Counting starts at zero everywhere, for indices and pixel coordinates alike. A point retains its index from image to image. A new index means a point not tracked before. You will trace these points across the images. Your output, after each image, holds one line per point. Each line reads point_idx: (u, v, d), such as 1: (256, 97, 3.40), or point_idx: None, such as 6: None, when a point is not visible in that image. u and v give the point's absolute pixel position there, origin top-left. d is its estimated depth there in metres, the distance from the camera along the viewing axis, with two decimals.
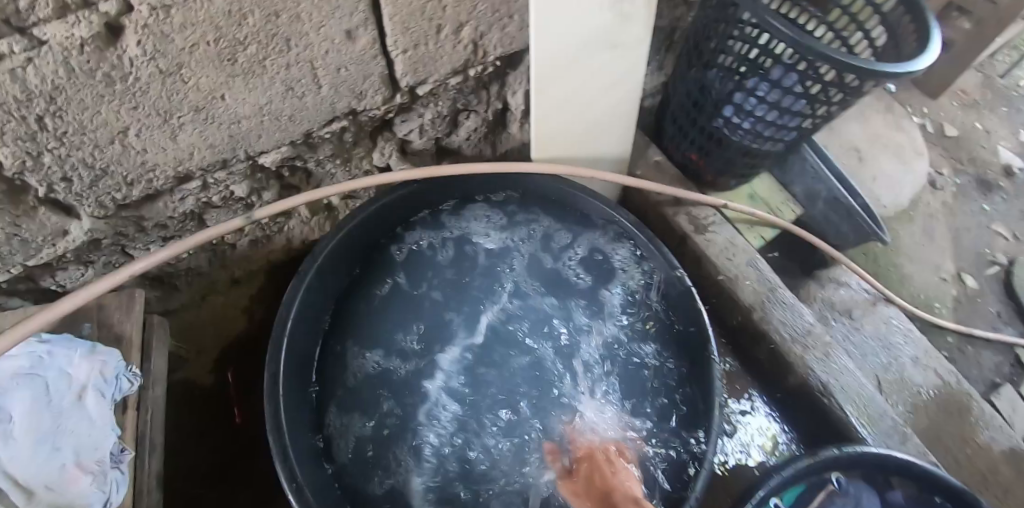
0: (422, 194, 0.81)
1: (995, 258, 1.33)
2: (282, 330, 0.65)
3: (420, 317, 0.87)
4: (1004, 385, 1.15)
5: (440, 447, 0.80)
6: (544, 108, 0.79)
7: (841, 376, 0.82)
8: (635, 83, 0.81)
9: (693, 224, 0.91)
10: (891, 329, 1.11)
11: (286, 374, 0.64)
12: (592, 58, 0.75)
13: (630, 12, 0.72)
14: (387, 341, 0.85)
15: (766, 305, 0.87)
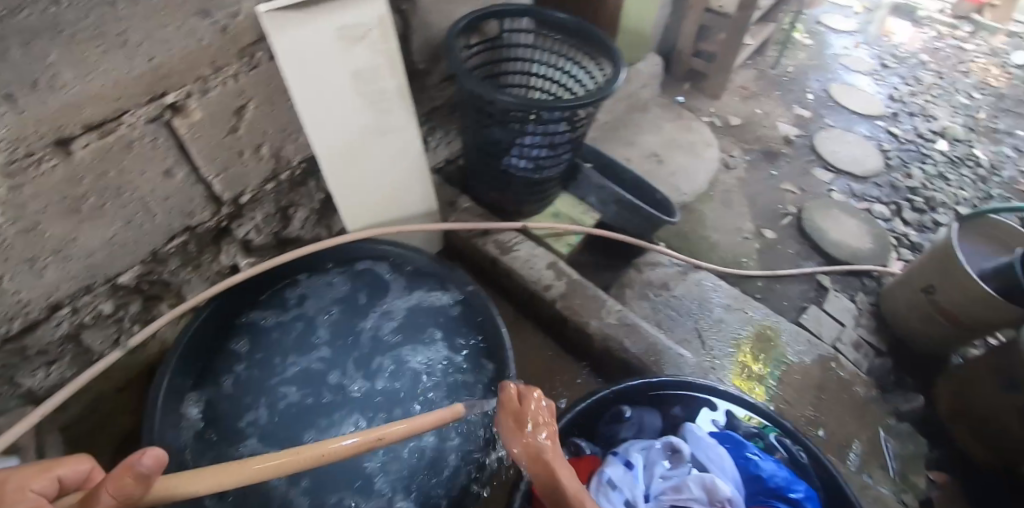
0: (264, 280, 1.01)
1: (786, 210, 1.67)
2: (155, 409, 0.82)
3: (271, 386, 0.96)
4: (810, 306, 1.41)
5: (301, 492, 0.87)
6: (347, 188, 1.03)
7: (633, 333, 1.02)
8: (414, 158, 1.09)
9: (499, 248, 1.13)
10: (703, 289, 1.34)
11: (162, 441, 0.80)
12: (378, 148, 1.03)
13: (387, 111, 1.02)
14: (239, 414, 0.92)
15: (567, 295, 1.06)
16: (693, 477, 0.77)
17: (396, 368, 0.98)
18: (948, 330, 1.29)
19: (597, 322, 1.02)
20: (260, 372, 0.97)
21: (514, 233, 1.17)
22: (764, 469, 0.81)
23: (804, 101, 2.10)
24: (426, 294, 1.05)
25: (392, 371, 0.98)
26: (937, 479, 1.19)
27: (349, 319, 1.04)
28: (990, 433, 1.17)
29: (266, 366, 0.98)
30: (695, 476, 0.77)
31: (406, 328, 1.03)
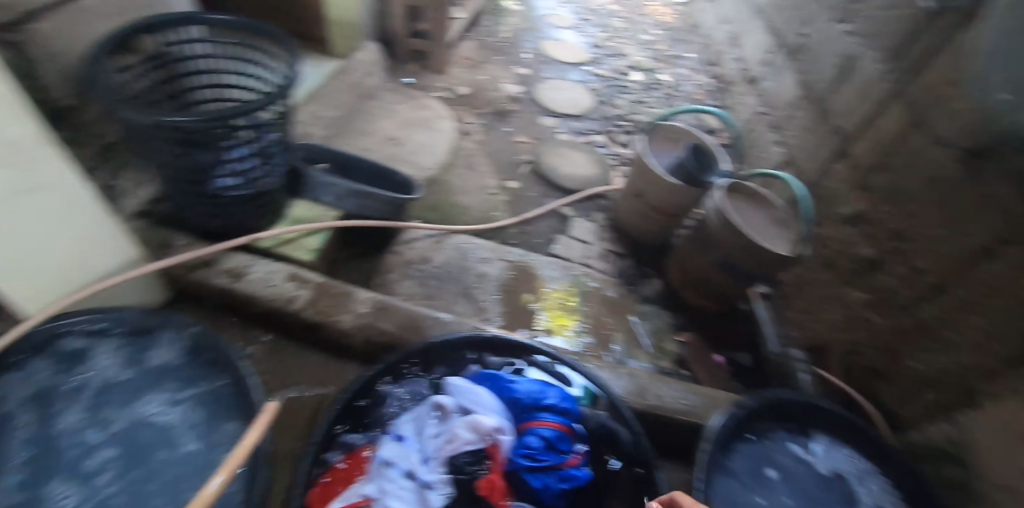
0: None
1: (524, 159, 1.84)
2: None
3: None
4: (557, 236, 1.59)
5: None
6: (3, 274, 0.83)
7: (388, 314, 1.03)
8: (92, 208, 0.90)
9: (228, 277, 1.06)
10: (462, 251, 1.42)
11: None
12: (19, 212, 0.79)
13: (29, 174, 0.78)
14: None
15: (313, 300, 1.03)
16: (461, 424, 0.81)
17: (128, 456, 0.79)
18: (659, 221, 1.56)
19: (349, 317, 1.02)
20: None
21: (246, 257, 1.10)
22: (520, 390, 0.84)
23: (520, 60, 2.29)
24: (144, 360, 0.87)
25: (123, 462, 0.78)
26: (683, 338, 1.44)
27: (15, 430, 0.78)
28: (705, 288, 1.46)
29: None
30: (462, 421, 0.81)
31: (103, 407, 0.82)
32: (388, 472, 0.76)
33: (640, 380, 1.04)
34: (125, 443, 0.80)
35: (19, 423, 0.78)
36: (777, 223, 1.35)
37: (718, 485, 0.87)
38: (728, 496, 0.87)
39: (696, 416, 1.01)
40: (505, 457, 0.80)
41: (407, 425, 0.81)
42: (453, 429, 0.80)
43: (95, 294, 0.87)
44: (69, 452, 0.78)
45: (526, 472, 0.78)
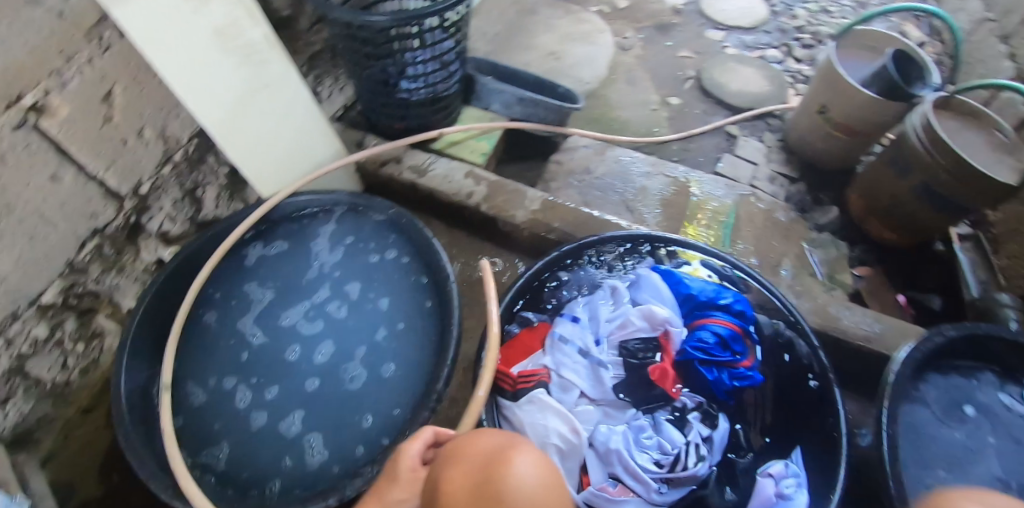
0: (190, 270, 1.01)
1: (686, 75, 1.70)
2: (125, 418, 0.84)
3: (227, 404, 0.91)
4: (723, 155, 1.50)
5: (289, 422, 0.90)
6: (240, 153, 1.00)
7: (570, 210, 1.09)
8: (299, 86, 1.04)
9: (416, 172, 1.17)
10: (622, 163, 1.41)
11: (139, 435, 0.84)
12: (215, 61, 0.88)
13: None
14: (214, 416, 0.90)
15: (489, 198, 1.12)
16: (633, 312, 0.88)
17: (350, 340, 0.97)
18: (838, 143, 1.38)
19: (521, 212, 1.09)
20: (208, 390, 0.92)
21: (426, 155, 1.20)
22: (694, 287, 0.89)
23: None
24: (370, 255, 1.06)
25: (345, 344, 0.97)
26: (860, 273, 1.31)
27: (269, 280, 1.03)
28: (893, 220, 1.29)
29: (212, 342, 0.96)
30: (635, 310, 0.88)
31: (332, 280, 1.03)
32: (563, 347, 0.86)
33: (821, 301, 1.00)
34: (342, 327, 0.98)
35: (269, 299, 1.01)
36: (996, 148, 1.18)
37: (906, 412, 0.82)
38: (914, 424, 0.82)
39: (878, 344, 0.94)
40: (676, 349, 0.86)
41: (581, 310, 0.91)
42: (627, 315, 0.89)
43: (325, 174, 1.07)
44: (303, 329, 0.98)
45: (700, 364, 0.83)
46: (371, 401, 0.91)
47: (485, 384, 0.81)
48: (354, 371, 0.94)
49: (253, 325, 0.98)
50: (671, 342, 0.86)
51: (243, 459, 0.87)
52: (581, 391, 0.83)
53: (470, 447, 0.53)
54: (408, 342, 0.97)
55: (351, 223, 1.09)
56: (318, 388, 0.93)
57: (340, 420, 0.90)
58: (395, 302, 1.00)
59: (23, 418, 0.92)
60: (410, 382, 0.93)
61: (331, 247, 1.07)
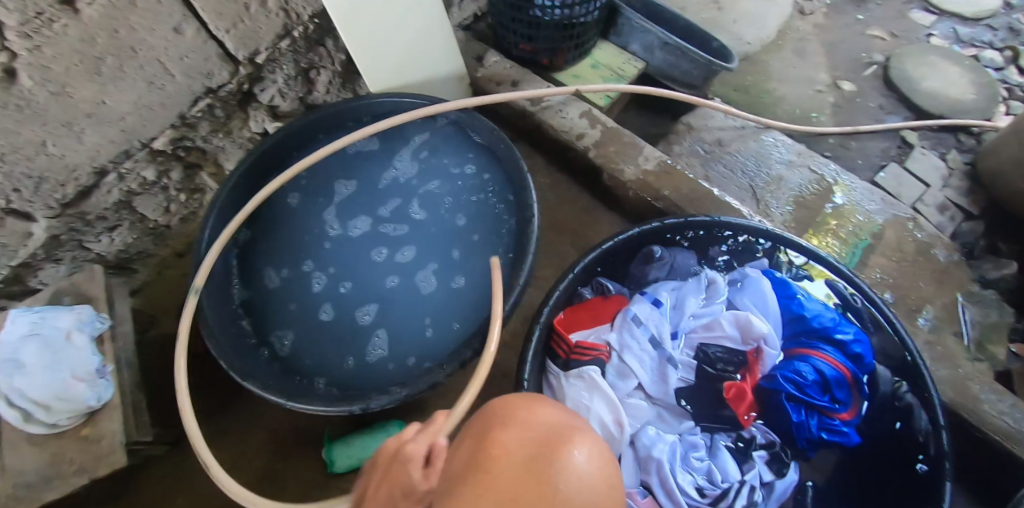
0: (287, 146, 1.00)
1: (872, 58, 1.41)
2: (201, 271, 0.85)
3: (299, 288, 0.93)
4: (889, 164, 1.25)
5: (350, 320, 0.90)
6: (356, 44, 0.95)
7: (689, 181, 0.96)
8: None
9: (530, 100, 1.07)
10: (762, 144, 1.23)
11: (210, 296, 0.85)
12: None
13: None
14: (286, 298, 0.91)
15: (600, 145, 1.00)
16: (726, 315, 0.76)
17: (427, 246, 0.95)
18: None
19: (632, 170, 0.97)
20: (280, 272, 0.93)
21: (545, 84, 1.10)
22: (810, 309, 0.75)
23: None
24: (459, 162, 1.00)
25: (422, 248, 0.96)
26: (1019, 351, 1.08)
27: (357, 176, 1.01)
28: None
29: (295, 225, 0.97)
30: (729, 315, 0.76)
31: (415, 189, 1.00)
32: (634, 330, 0.76)
33: (962, 372, 0.82)
34: (423, 231, 0.96)
35: (353, 197, 1.00)
36: None
37: None
38: None
39: (1020, 447, 0.76)
40: (763, 372, 0.73)
41: (665, 296, 0.80)
42: (717, 317, 0.76)
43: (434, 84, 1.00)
44: (382, 229, 0.97)
45: (787, 399, 0.70)
46: (437, 310, 0.89)
47: (537, 343, 0.73)
48: (420, 285, 0.92)
49: (332, 219, 0.98)
50: (759, 362, 0.74)
51: (305, 347, 0.87)
52: (639, 383, 0.74)
53: (522, 410, 0.41)
54: (476, 266, 0.92)
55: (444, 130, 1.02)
56: (391, 287, 0.92)
57: (406, 322, 0.89)
58: (475, 210, 0.96)
59: (124, 249, 1.00)
60: (477, 296, 0.89)
61: (423, 151, 1.02)
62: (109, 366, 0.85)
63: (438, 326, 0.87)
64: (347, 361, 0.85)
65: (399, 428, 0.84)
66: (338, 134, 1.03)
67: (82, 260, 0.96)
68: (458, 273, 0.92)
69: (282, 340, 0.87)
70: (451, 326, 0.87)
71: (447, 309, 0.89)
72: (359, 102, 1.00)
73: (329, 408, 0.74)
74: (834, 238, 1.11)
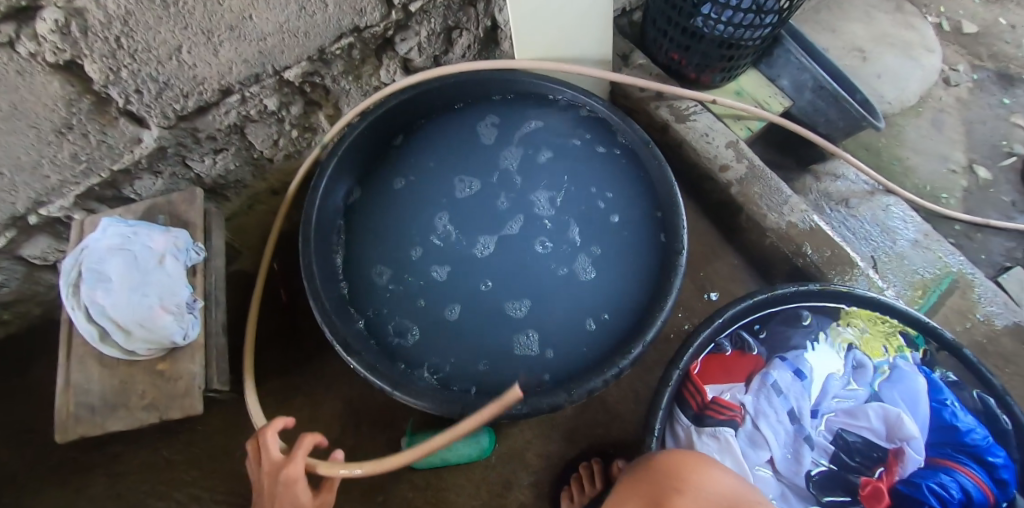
0: (410, 109, 0.92)
1: (1012, 149, 1.32)
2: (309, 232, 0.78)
3: (419, 285, 0.85)
4: (1013, 267, 1.17)
5: (464, 315, 0.83)
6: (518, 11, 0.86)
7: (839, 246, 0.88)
8: None
9: (675, 114, 1.00)
10: (890, 214, 1.15)
11: (318, 265, 0.78)
12: None
13: None
14: (399, 283, 0.86)
15: (745, 181, 0.93)
16: (873, 405, 0.69)
17: (554, 244, 0.87)
18: None
19: (776, 217, 0.90)
20: (393, 266, 0.87)
21: (693, 102, 1.02)
22: (964, 422, 0.68)
23: None
24: (590, 151, 0.93)
25: (551, 242, 0.88)
26: None
27: (479, 159, 0.94)
28: None
29: (409, 204, 0.91)
30: (877, 406, 0.68)
31: (541, 179, 0.92)
32: (772, 397, 0.70)
33: None
34: (555, 222, 0.89)
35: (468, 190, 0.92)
36: None
37: None
38: None
39: None
40: (902, 475, 0.67)
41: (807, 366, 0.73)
42: (864, 405, 0.70)
43: (585, 74, 0.93)
44: (500, 222, 0.90)
45: None
46: (578, 300, 0.83)
47: (673, 389, 0.68)
48: (544, 288, 0.85)
49: (442, 214, 0.91)
50: (899, 464, 0.67)
51: (421, 345, 0.81)
52: (769, 457, 0.68)
53: (688, 468, 0.48)
54: (607, 274, 0.84)
55: (571, 116, 0.94)
56: (527, 280, 0.85)
57: (547, 315, 0.82)
58: (611, 211, 0.88)
59: (224, 175, 0.93)
60: (623, 286, 0.82)
61: (545, 138, 0.94)
62: (199, 300, 0.78)
63: (559, 338, 0.80)
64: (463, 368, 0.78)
65: (488, 434, 0.79)
66: (452, 120, 0.96)
67: (179, 179, 0.89)
68: (587, 278, 0.84)
69: (397, 333, 0.81)
70: (575, 339, 0.80)
71: (573, 321, 0.81)
72: (495, 75, 0.90)
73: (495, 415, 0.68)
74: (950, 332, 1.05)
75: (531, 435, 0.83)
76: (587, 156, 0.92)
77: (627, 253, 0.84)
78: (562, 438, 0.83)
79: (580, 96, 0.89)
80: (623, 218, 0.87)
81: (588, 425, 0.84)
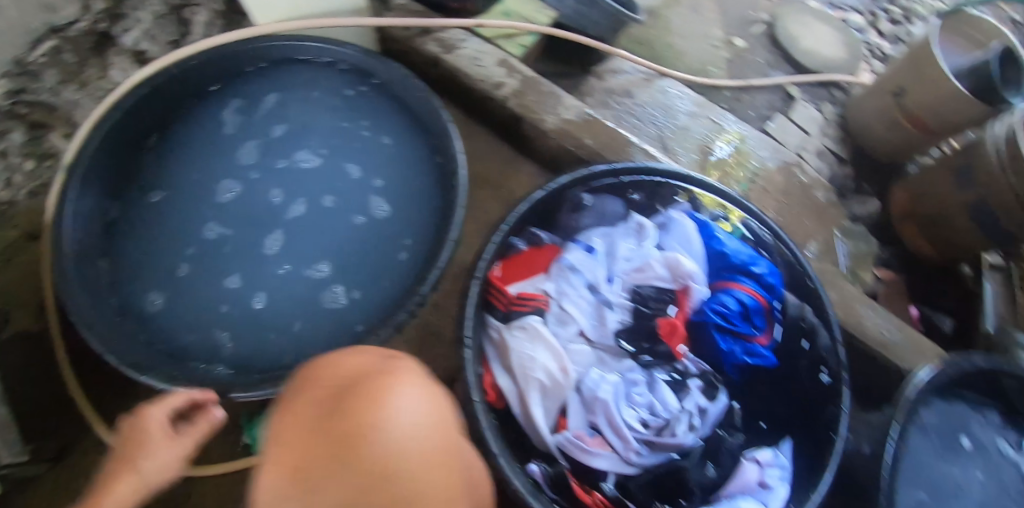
0: (150, 109, 0.86)
1: (758, 16, 1.49)
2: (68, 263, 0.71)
3: (212, 295, 0.81)
4: (775, 114, 1.36)
5: (275, 296, 0.81)
6: None
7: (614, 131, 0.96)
8: None
9: (442, 47, 1.01)
10: (668, 95, 1.27)
11: (90, 298, 0.71)
12: None
13: None
14: (195, 288, 0.81)
15: (520, 94, 0.97)
16: (658, 257, 0.78)
17: (348, 196, 0.88)
18: (906, 134, 1.24)
19: (553, 120, 0.95)
20: (187, 275, 0.81)
21: (459, 31, 1.03)
22: (729, 246, 0.79)
23: None
24: (357, 101, 0.93)
25: (345, 196, 0.88)
26: (880, 276, 1.25)
27: (248, 140, 0.91)
28: (933, 229, 1.22)
29: (184, 206, 0.86)
30: (659, 256, 0.78)
31: (318, 140, 0.92)
32: (570, 277, 0.77)
33: (846, 295, 0.94)
34: (342, 177, 0.89)
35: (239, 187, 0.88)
36: None
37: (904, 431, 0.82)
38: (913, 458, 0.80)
39: (893, 354, 0.89)
40: (693, 306, 0.76)
41: (596, 242, 0.80)
42: (649, 259, 0.78)
43: (334, 23, 0.89)
44: (280, 206, 0.87)
45: (717, 331, 0.74)
46: (380, 237, 0.85)
47: (478, 297, 0.72)
48: (349, 242, 0.85)
49: (218, 221, 0.85)
50: (687, 298, 0.76)
51: (235, 339, 0.78)
52: (579, 328, 0.75)
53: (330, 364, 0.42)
54: (403, 209, 0.86)
55: (327, 73, 0.94)
56: (324, 244, 0.85)
57: (357, 266, 0.83)
58: (391, 149, 0.90)
59: None
60: (414, 208, 0.86)
61: (295, 107, 0.93)
62: None
63: (375, 282, 0.82)
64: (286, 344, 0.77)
65: None
66: (188, 123, 0.89)
67: None
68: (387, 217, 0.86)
69: (207, 336, 0.77)
70: (389, 278, 0.82)
71: (384, 261, 0.83)
72: (239, 46, 0.87)
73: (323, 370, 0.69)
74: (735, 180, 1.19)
75: None
76: (347, 105, 0.93)
77: (417, 183, 0.88)
78: None
79: (331, 46, 0.89)
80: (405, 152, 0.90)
81: (431, 359, 0.88)
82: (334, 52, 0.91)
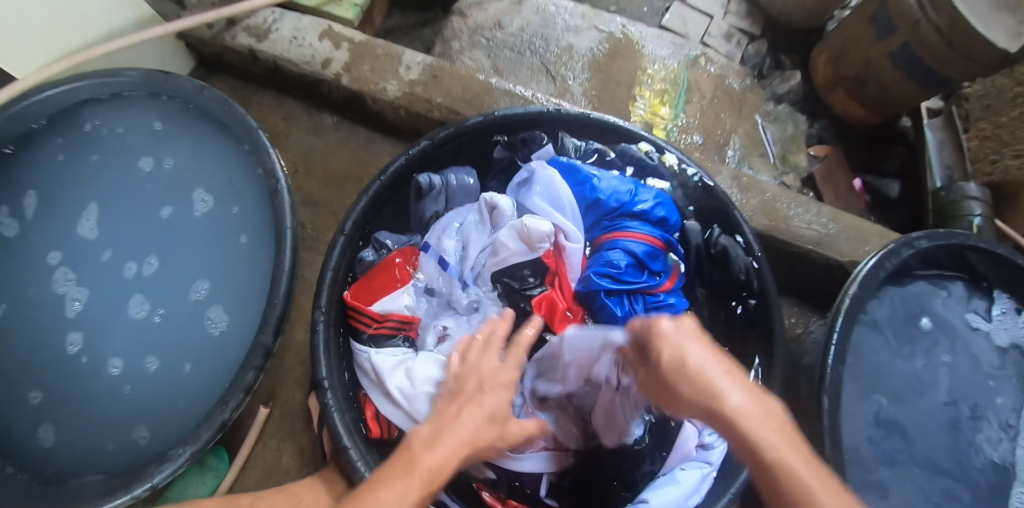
0: None
1: None
2: None
3: (89, 403, 0.67)
4: (671, 5, 1.21)
5: (150, 367, 0.68)
6: None
7: (470, 79, 0.83)
8: None
9: (254, 35, 0.85)
10: (545, 15, 1.12)
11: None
12: None
13: None
14: (63, 412, 0.66)
15: (355, 64, 0.83)
16: (506, 229, 0.66)
17: (177, 227, 0.73)
18: None
19: (397, 85, 0.82)
20: (40, 401, 0.66)
21: (268, 9, 0.87)
22: (604, 190, 0.70)
23: None
24: (145, 117, 0.76)
25: (173, 228, 0.73)
26: (816, 154, 1.15)
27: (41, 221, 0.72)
28: (863, 90, 1.10)
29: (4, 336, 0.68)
30: (506, 229, 0.66)
31: (123, 183, 0.75)
32: (431, 298, 0.70)
33: (770, 196, 0.82)
34: (164, 210, 0.74)
35: (66, 281, 0.70)
36: None
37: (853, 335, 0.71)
38: (867, 355, 0.71)
39: (831, 250, 0.80)
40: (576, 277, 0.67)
41: (450, 243, 0.71)
42: (498, 238, 0.67)
43: (102, 50, 0.72)
44: (112, 275, 0.71)
45: (608, 295, 0.64)
46: (225, 245, 0.71)
47: (330, 343, 0.62)
48: (200, 270, 0.71)
49: (71, 331, 0.69)
50: (562, 261, 0.68)
51: (132, 429, 0.65)
52: (445, 332, 0.68)
53: None
54: (237, 200, 0.72)
55: (101, 108, 0.76)
56: (182, 276, 0.71)
57: (219, 286, 0.69)
58: (198, 151, 0.75)
59: None
60: (236, 179, 0.72)
61: (76, 156, 0.75)
62: None
63: (239, 293, 0.69)
64: (181, 405, 0.65)
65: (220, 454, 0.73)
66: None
67: None
68: (225, 216, 0.72)
69: (99, 453, 0.64)
70: (249, 287, 0.68)
71: (237, 263, 0.70)
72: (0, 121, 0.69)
73: (215, 430, 0.58)
74: (639, 95, 1.07)
75: (276, 440, 0.75)
76: (136, 117, 0.76)
77: (238, 167, 0.72)
78: (307, 422, 0.76)
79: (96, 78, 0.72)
80: (214, 143, 0.74)
81: None
82: (97, 83, 0.73)
